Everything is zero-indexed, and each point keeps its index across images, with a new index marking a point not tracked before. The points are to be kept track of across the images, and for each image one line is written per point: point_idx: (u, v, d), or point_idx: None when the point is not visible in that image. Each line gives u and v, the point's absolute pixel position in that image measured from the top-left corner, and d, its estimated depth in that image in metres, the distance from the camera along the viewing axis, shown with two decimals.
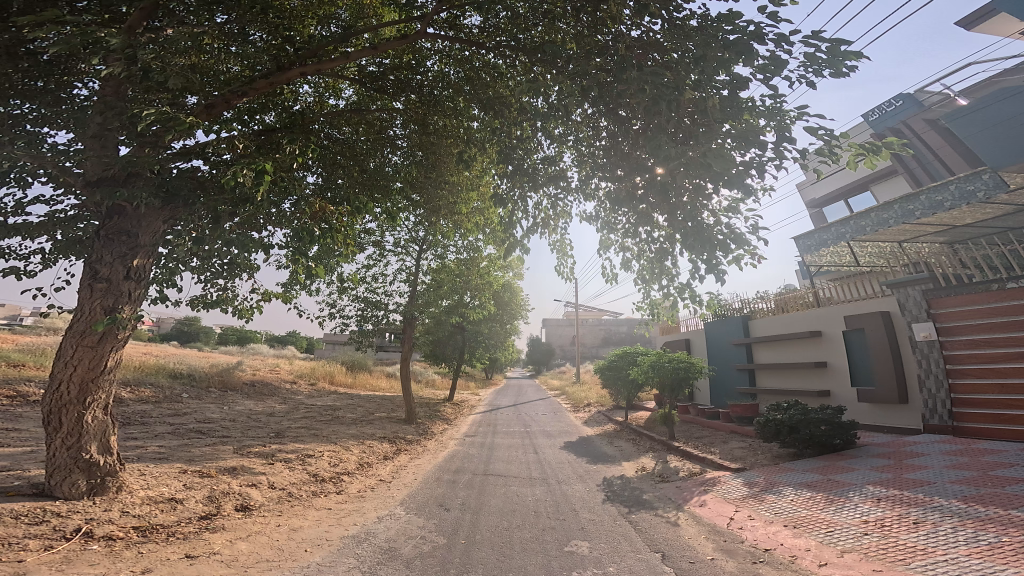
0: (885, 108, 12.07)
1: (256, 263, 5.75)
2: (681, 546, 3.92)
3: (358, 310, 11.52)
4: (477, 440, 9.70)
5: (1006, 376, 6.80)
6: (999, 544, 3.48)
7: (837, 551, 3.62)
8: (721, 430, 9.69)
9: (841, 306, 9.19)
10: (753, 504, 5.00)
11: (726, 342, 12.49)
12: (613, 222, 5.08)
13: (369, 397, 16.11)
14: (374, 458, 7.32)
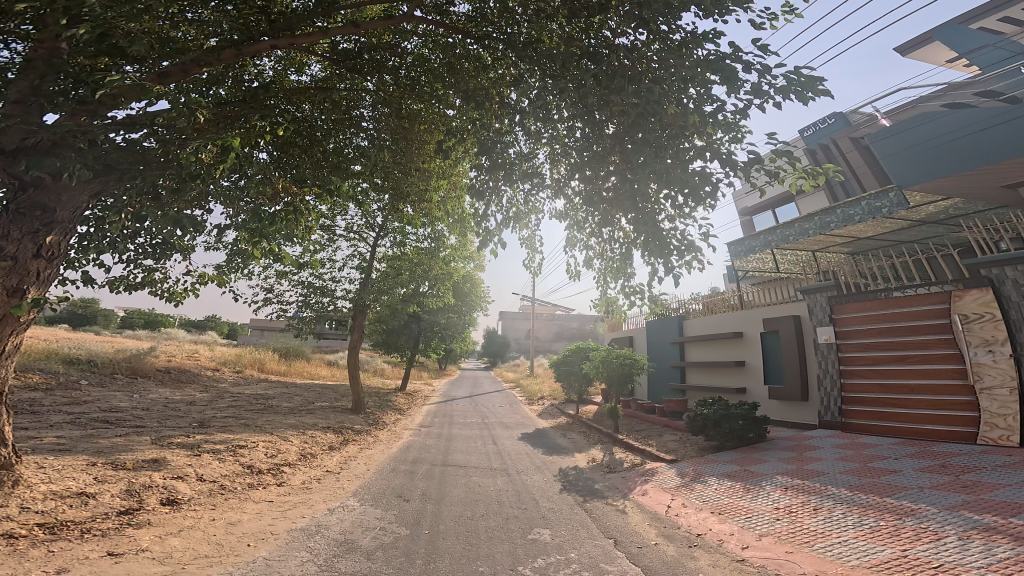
0: (818, 125, 12.78)
1: (190, 244, 5.39)
2: (630, 532, 4.10)
3: (300, 295, 11.00)
4: (427, 431, 9.59)
5: (886, 376, 7.55)
6: (880, 526, 3.90)
7: (756, 535, 3.92)
8: (656, 423, 10.12)
9: (760, 309, 9.87)
10: (686, 492, 5.30)
11: (664, 341, 13.06)
12: (581, 221, 5.18)
13: (307, 386, 15.48)
14: (318, 449, 7.05)
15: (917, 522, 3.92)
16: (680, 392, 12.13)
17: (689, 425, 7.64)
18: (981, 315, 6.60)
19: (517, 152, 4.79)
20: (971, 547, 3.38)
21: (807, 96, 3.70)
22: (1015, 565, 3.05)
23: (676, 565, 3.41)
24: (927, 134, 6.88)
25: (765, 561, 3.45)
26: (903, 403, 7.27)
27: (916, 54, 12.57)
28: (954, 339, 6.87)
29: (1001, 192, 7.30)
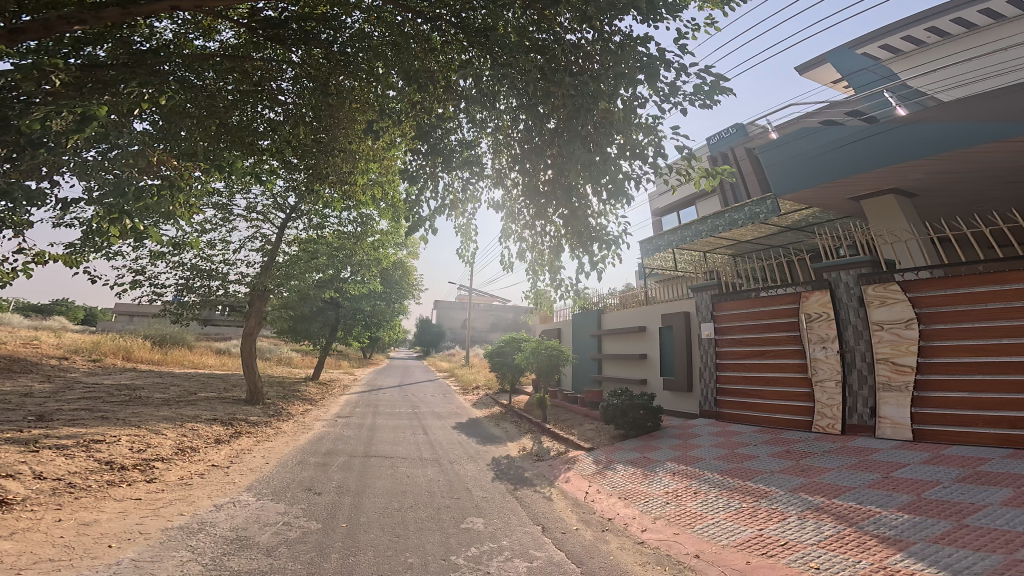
0: (721, 135, 13.60)
1: (27, 218, 4.73)
2: (557, 518, 4.22)
3: (179, 279, 10.00)
4: (349, 421, 9.22)
5: (750, 370, 8.36)
6: (743, 508, 4.36)
7: (651, 518, 4.23)
8: (574, 412, 10.45)
9: (660, 305, 10.59)
10: (599, 479, 5.57)
11: (585, 333, 13.52)
12: (516, 213, 5.30)
13: (189, 375, 14.13)
14: (199, 443, 6.45)
15: (771, 503, 4.41)
16: (595, 382, 12.66)
17: (602, 414, 7.99)
18: (817, 315, 7.49)
19: (458, 139, 4.74)
20: (810, 525, 3.87)
21: (714, 98, 4.03)
22: (841, 540, 3.52)
23: (594, 549, 3.56)
24: (804, 147, 7.70)
25: (658, 543, 3.72)
26: (761, 394, 8.12)
27: (810, 75, 13.99)
28: (798, 338, 7.72)
29: (848, 204, 8.38)
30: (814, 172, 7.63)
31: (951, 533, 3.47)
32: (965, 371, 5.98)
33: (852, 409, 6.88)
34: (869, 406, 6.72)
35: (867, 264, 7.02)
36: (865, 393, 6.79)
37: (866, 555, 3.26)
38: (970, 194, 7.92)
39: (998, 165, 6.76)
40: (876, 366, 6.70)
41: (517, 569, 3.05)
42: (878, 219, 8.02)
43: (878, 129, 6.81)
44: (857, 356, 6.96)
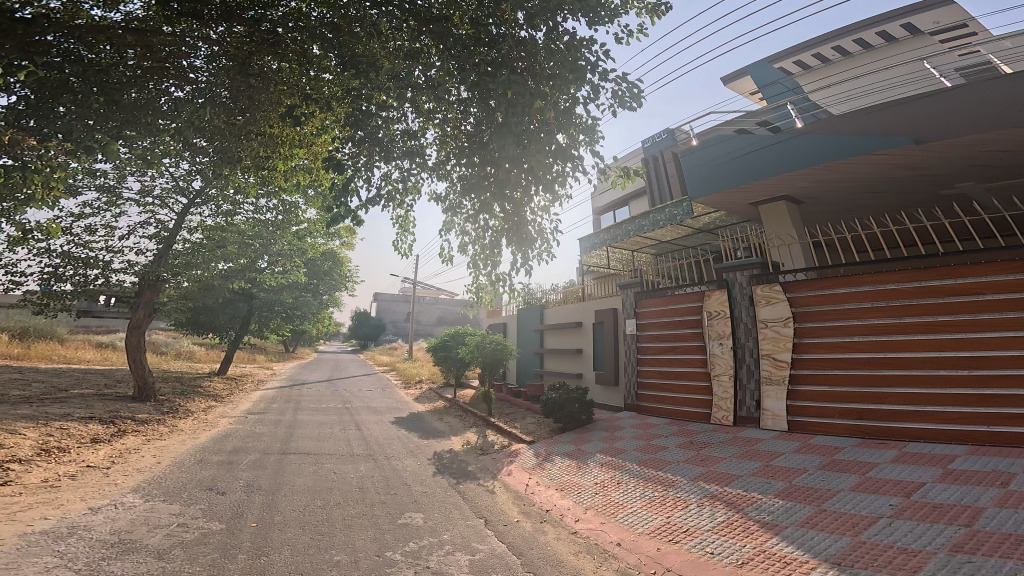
0: (654, 139, 14.31)
1: None
2: (498, 510, 4.25)
3: (50, 266, 9.03)
4: (264, 419, 8.59)
5: (664, 364, 8.74)
6: (654, 497, 4.58)
7: (582, 508, 4.37)
8: (518, 406, 10.53)
9: (593, 301, 10.91)
10: (540, 471, 5.66)
11: (529, 328, 13.59)
12: (458, 207, 5.30)
13: (61, 371, 12.67)
14: (72, 443, 5.84)
15: (676, 492, 4.67)
16: (536, 376, 12.89)
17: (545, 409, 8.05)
18: (716, 313, 7.92)
19: (402, 130, 4.77)
20: (707, 512, 4.14)
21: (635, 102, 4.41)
22: (733, 526, 3.79)
23: (533, 540, 3.62)
24: (716, 153, 8.13)
25: (589, 532, 3.84)
26: (672, 388, 8.51)
27: (733, 86, 14.89)
28: (701, 334, 8.14)
29: (749, 209, 8.93)
30: (723, 177, 8.04)
31: (815, 517, 3.86)
32: (829, 366, 6.61)
33: (741, 402, 7.36)
34: (755, 398, 7.21)
35: (757, 266, 7.54)
36: (752, 385, 7.30)
37: (749, 539, 3.54)
38: (847, 202, 8.71)
39: (863, 177, 7.49)
40: (760, 361, 7.22)
41: (458, 563, 3.03)
42: (770, 223, 8.66)
43: (780, 137, 7.29)
44: (746, 352, 7.44)
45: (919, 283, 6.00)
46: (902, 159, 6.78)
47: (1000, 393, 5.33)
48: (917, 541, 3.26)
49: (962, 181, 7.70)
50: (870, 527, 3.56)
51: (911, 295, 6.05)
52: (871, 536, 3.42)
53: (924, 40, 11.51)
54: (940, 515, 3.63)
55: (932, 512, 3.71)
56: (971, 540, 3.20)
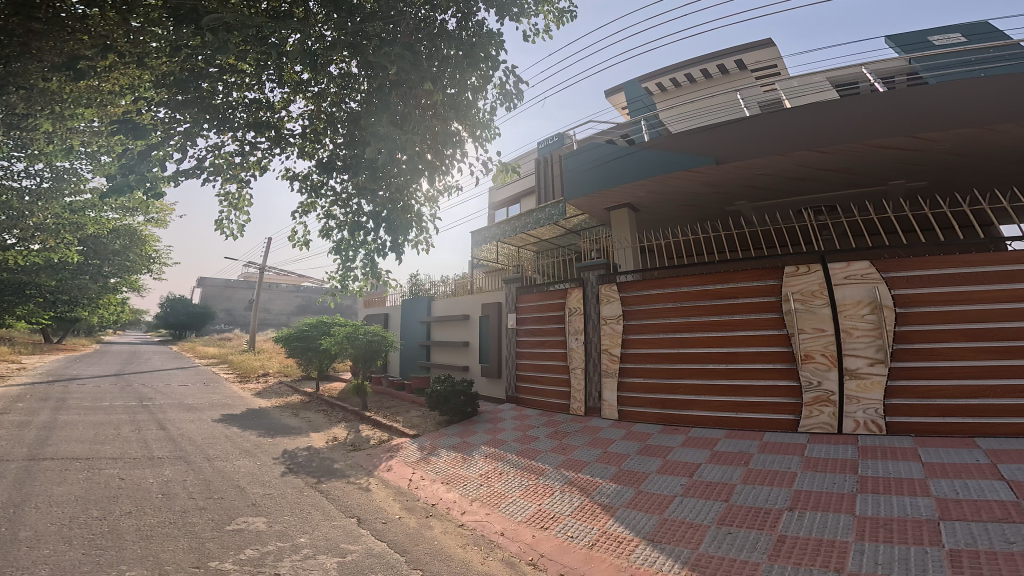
0: (547, 143, 14.81)
1: None
2: (374, 509, 4.10)
3: None
4: (4, 420, 7.33)
5: (536, 358, 9.05)
6: (533, 485, 4.74)
7: (470, 501, 4.39)
8: (401, 399, 10.33)
9: (480, 295, 11.00)
10: (424, 465, 5.59)
11: (414, 320, 13.33)
12: (321, 188, 5.30)
13: None
14: None
15: (544, 480, 4.87)
16: (422, 369, 12.67)
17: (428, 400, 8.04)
18: (573, 310, 8.34)
19: (247, 99, 5.27)
20: (566, 497, 4.38)
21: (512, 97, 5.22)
22: (587, 510, 4.05)
23: (417, 536, 3.55)
24: (589, 157, 8.43)
25: (476, 524, 3.88)
26: (542, 380, 8.83)
27: (614, 100, 15.81)
28: (562, 329, 8.55)
29: (604, 214, 9.53)
30: (592, 179, 8.33)
31: (637, 497, 4.29)
32: (643, 360, 7.33)
33: (590, 393, 7.91)
34: (598, 391, 7.81)
35: (601, 267, 8.12)
36: (596, 377, 7.89)
37: (594, 521, 3.83)
38: (691, 213, 9.73)
39: (677, 192, 8.42)
40: (601, 356, 7.81)
41: (323, 567, 2.89)
42: (614, 227, 9.21)
43: (644, 149, 7.74)
44: (592, 347, 8.01)
45: (700, 286, 6.89)
46: (704, 178, 7.72)
47: (750, 383, 6.29)
48: (693, 516, 3.83)
49: (740, 201, 9.00)
50: (670, 505, 4.07)
51: (697, 297, 6.92)
52: (671, 513, 3.92)
53: (743, 78, 13.15)
54: (711, 491, 4.30)
55: (705, 489, 4.38)
56: (729, 512, 3.85)
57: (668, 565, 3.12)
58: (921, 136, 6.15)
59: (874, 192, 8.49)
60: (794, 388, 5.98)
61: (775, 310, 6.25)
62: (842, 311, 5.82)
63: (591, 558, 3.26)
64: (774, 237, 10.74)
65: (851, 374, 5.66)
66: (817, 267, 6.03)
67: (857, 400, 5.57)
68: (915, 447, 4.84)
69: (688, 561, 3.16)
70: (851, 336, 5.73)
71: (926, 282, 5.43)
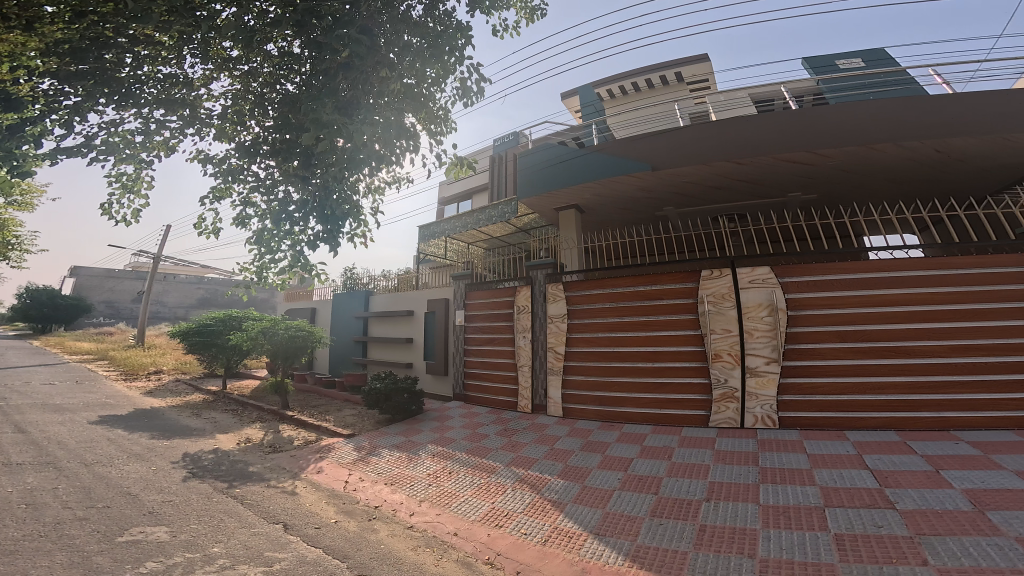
0: (503, 140, 14.84)
1: None
2: (303, 513, 3.96)
3: None
4: None
5: (483, 355, 9.05)
6: (482, 483, 4.74)
7: (418, 502, 4.33)
8: (333, 398, 10.02)
9: (425, 291, 10.84)
10: (361, 466, 5.45)
11: (348, 315, 12.92)
12: (239, 173, 5.12)
13: None
14: None
15: (496, 477, 4.89)
16: (360, 366, 12.35)
17: (365, 399, 7.74)
18: (522, 308, 8.37)
19: (164, 72, 4.70)
20: (518, 495, 4.41)
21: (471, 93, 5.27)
22: (539, 506, 4.09)
23: (358, 540, 3.47)
24: (542, 157, 8.48)
25: (426, 525, 3.83)
26: (490, 378, 8.82)
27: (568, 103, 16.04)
28: (510, 327, 8.57)
29: (554, 214, 9.64)
30: (545, 179, 8.39)
31: (584, 493, 4.38)
32: (588, 359, 7.49)
33: (536, 390, 7.97)
34: (544, 388, 7.90)
35: (547, 266, 8.22)
36: (543, 375, 7.94)
37: (546, 517, 3.88)
38: (636, 215, 10.01)
39: (618, 195, 8.66)
40: (546, 354, 7.91)
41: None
42: (562, 228, 9.39)
43: (595, 151, 7.86)
44: (539, 346, 8.07)
45: (633, 287, 7.19)
46: (640, 183, 8.01)
47: (671, 380, 6.71)
48: (630, 508, 3.98)
49: (666, 206, 9.41)
50: (611, 499, 4.20)
51: (630, 297, 7.22)
52: (613, 507, 4.03)
53: (676, 90, 13.71)
54: (642, 485, 4.49)
55: (638, 482, 4.56)
56: (660, 504, 4.03)
57: (614, 558, 3.20)
58: (817, 152, 6.78)
59: (779, 202, 9.20)
60: (705, 384, 6.49)
61: (691, 311, 6.71)
62: (745, 313, 6.35)
63: (545, 554, 3.30)
64: (705, 240, 11.26)
65: (751, 372, 6.23)
66: (724, 272, 6.54)
67: (756, 396, 6.16)
68: (799, 440, 5.51)
69: (630, 552, 3.26)
70: (752, 337, 6.27)
71: (807, 289, 6.14)
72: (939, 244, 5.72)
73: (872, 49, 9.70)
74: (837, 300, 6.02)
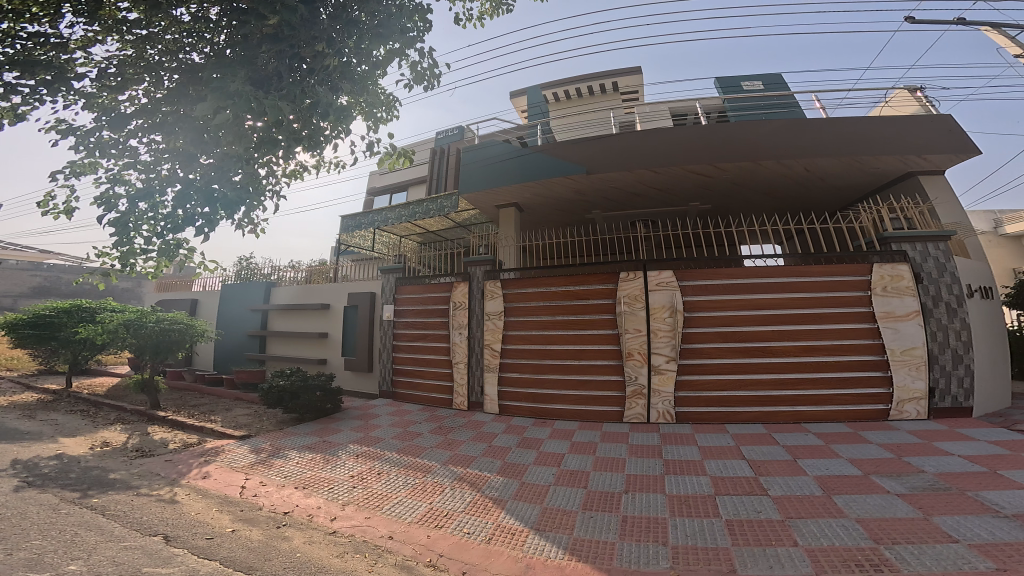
0: (446, 133, 14.60)
1: None
2: (191, 524, 3.74)
3: None
4: None
5: (415, 351, 8.89)
6: (418, 484, 4.69)
7: (341, 505, 4.21)
8: (222, 397, 9.62)
9: (347, 284, 10.40)
10: (262, 470, 5.21)
11: (241, 306, 12.15)
12: (106, 145, 4.62)
13: None
14: None
15: (433, 477, 4.85)
16: (257, 363, 11.55)
17: (263, 399, 7.42)
18: (458, 304, 8.32)
19: (32, 33, 4.36)
20: (459, 493, 4.41)
21: (425, 78, 5.31)
22: (479, 504, 4.12)
23: (265, 550, 3.32)
24: (487, 153, 8.43)
25: (352, 530, 3.73)
26: (424, 375, 8.68)
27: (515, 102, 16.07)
28: (444, 323, 8.50)
29: (495, 211, 9.64)
30: (489, 176, 8.35)
31: (523, 489, 4.44)
32: (521, 356, 7.60)
33: (473, 388, 7.96)
34: (481, 385, 7.90)
35: (489, 263, 8.22)
36: (480, 372, 7.94)
37: (488, 515, 3.90)
38: (570, 216, 10.21)
39: (558, 197, 8.83)
40: (483, 351, 7.92)
41: None
42: (502, 225, 9.47)
43: (541, 153, 7.92)
44: (477, 342, 8.06)
45: (564, 287, 7.43)
46: (577, 186, 8.21)
47: (594, 378, 7.05)
48: (564, 502, 4.08)
49: (594, 209, 9.68)
50: (549, 494, 4.28)
51: (563, 298, 7.43)
52: (551, 502, 4.12)
53: (610, 99, 14.12)
54: (575, 479, 4.62)
55: (571, 477, 4.68)
56: (593, 498, 4.16)
57: (555, 552, 3.27)
58: (715, 165, 7.32)
59: (686, 210, 9.84)
60: (620, 382, 6.91)
61: (610, 311, 7.09)
62: (652, 314, 6.85)
63: (490, 552, 3.31)
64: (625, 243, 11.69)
65: (655, 370, 6.75)
66: (637, 274, 6.97)
67: (659, 393, 6.70)
68: (691, 433, 6.03)
69: (569, 545, 3.34)
70: (656, 336, 6.79)
71: (691, 293, 6.82)
72: (798, 254, 6.65)
73: (770, 73, 10.48)
74: (712, 303, 6.78)
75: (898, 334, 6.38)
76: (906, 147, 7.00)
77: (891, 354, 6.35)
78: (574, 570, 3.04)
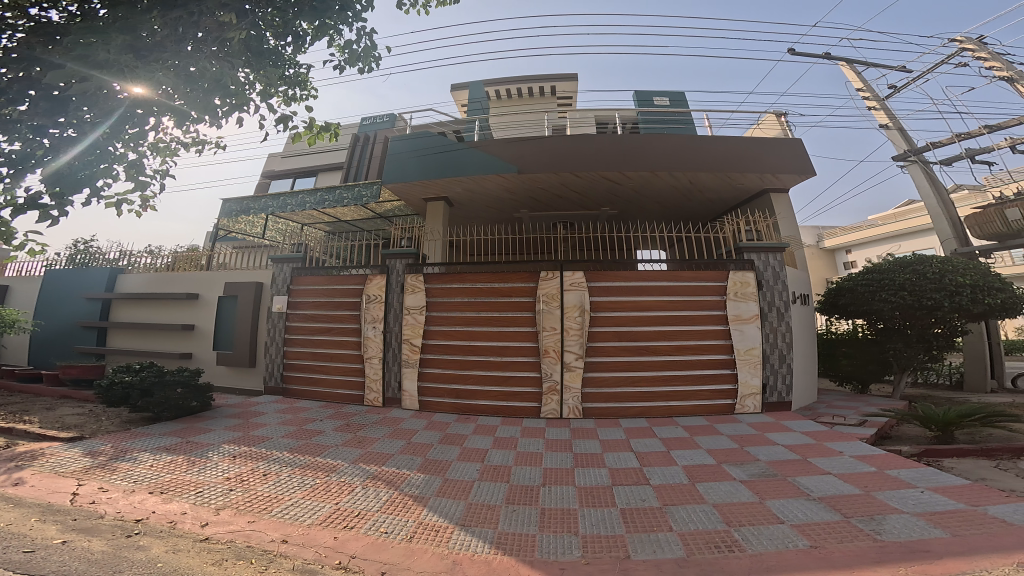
0: (373, 119, 13.98)
1: None
2: (5, 537, 3.29)
3: None
4: None
5: (317, 345, 8.48)
6: (319, 484, 4.50)
7: (214, 510, 3.93)
8: (44, 396, 8.56)
9: (226, 272, 9.60)
10: (107, 474, 4.72)
11: (77, 295, 10.78)
12: None
13: None
14: None
15: (339, 477, 4.67)
16: (96, 356, 10.36)
17: (101, 396, 6.74)
18: (373, 297, 8.05)
19: None
20: (372, 493, 4.28)
21: (358, 60, 5.16)
22: (397, 503, 4.02)
23: (112, 561, 3.03)
24: (420, 144, 8.20)
25: (230, 535, 3.49)
26: (328, 370, 8.31)
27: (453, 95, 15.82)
28: (357, 317, 8.19)
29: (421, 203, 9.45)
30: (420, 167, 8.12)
31: (446, 486, 4.41)
32: (444, 352, 7.53)
33: (388, 383, 7.78)
34: (398, 380, 7.74)
35: (412, 256, 8.04)
36: (396, 367, 7.78)
37: (408, 513, 3.83)
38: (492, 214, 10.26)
39: (488, 194, 8.86)
40: (402, 346, 7.76)
41: None
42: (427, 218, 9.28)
43: (478, 147, 7.88)
44: (394, 336, 7.87)
45: (490, 283, 7.44)
46: (507, 185, 8.28)
47: (514, 374, 7.14)
48: (488, 497, 4.11)
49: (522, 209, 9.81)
50: (473, 490, 4.28)
51: (487, 294, 7.45)
52: (474, 497, 4.12)
53: (545, 102, 14.39)
54: (500, 475, 4.65)
55: (496, 473, 4.72)
56: (518, 492, 4.22)
57: (481, 547, 3.29)
58: (623, 173, 7.70)
59: (600, 212, 10.19)
60: (536, 378, 7.07)
61: (529, 309, 7.24)
62: (565, 313, 7.07)
63: (412, 550, 3.26)
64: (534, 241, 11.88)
65: (566, 366, 6.99)
66: (555, 273, 7.15)
67: (569, 389, 6.95)
68: (593, 428, 6.30)
69: (494, 540, 3.36)
70: (568, 335, 7.02)
71: (597, 293, 7.13)
72: (679, 260, 7.22)
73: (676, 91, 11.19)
74: (613, 304, 7.13)
75: (744, 335, 7.14)
76: (765, 168, 7.78)
77: (737, 354, 7.10)
78: (500, 565, 3.06)
